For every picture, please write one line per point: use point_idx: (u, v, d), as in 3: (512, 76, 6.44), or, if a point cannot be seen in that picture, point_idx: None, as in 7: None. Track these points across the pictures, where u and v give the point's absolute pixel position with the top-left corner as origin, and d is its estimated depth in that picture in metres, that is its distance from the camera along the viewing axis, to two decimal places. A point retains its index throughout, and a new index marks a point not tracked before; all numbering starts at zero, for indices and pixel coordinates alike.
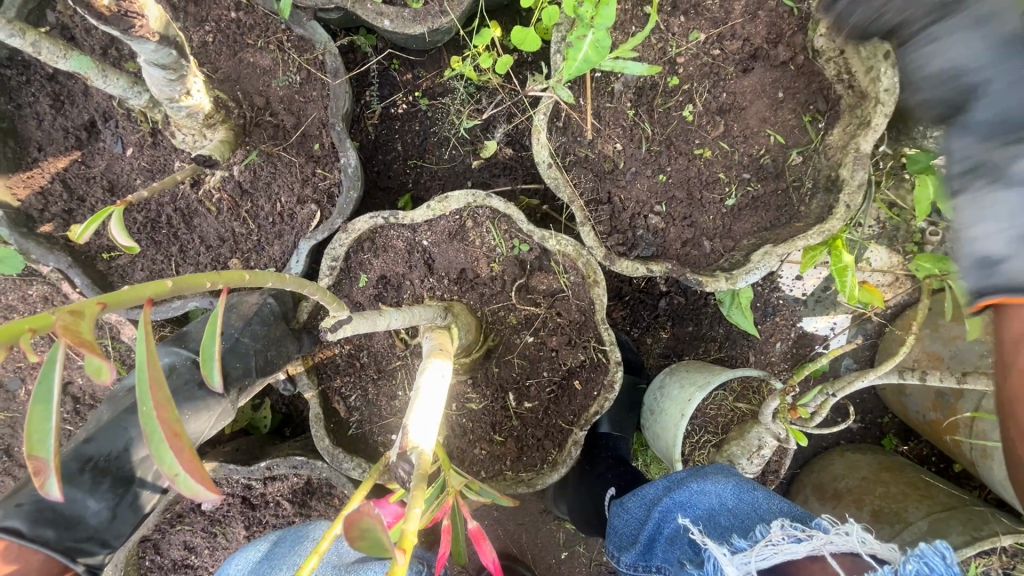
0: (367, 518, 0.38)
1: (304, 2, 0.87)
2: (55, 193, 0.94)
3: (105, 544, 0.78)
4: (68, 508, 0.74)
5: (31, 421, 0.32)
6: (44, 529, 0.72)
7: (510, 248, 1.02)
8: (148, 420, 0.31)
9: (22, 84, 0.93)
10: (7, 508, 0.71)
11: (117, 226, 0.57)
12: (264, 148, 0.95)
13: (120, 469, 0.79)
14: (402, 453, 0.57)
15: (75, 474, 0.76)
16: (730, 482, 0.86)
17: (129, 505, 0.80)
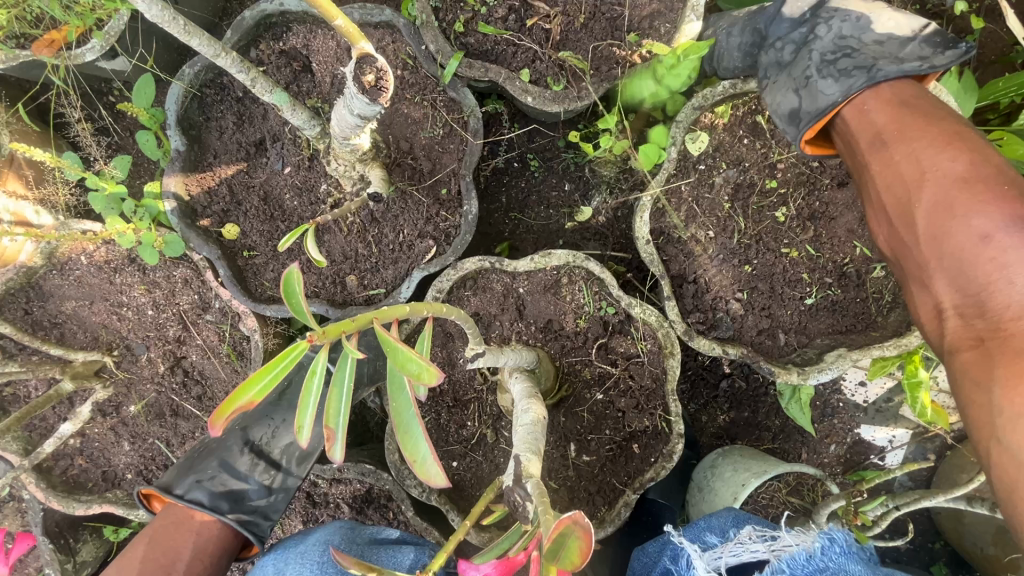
0: (571, 525, 0.50)
1: (464, 73, 1.02)
2: (219, 195, 1.10)
3: (265, 518, 0.94)
4: (232, 483, 0.93)
5: (332, 402, 0.48)
6: (220, 502, 0.90)
7: (597, 308, 1.10)
8: (404, 418, 0.46)
9: (215, 101, 1.10)
10: (192, 483, 0.90)
11: (311, 245, 0.73)
12: (400, 187, 1.08)
13: (269, 456, 0.97)
14: (518, 481, 0.64)
15: (237, 456, 0.95)
16: (731, 514, 0.95)
17: (281, 487, 0.97)
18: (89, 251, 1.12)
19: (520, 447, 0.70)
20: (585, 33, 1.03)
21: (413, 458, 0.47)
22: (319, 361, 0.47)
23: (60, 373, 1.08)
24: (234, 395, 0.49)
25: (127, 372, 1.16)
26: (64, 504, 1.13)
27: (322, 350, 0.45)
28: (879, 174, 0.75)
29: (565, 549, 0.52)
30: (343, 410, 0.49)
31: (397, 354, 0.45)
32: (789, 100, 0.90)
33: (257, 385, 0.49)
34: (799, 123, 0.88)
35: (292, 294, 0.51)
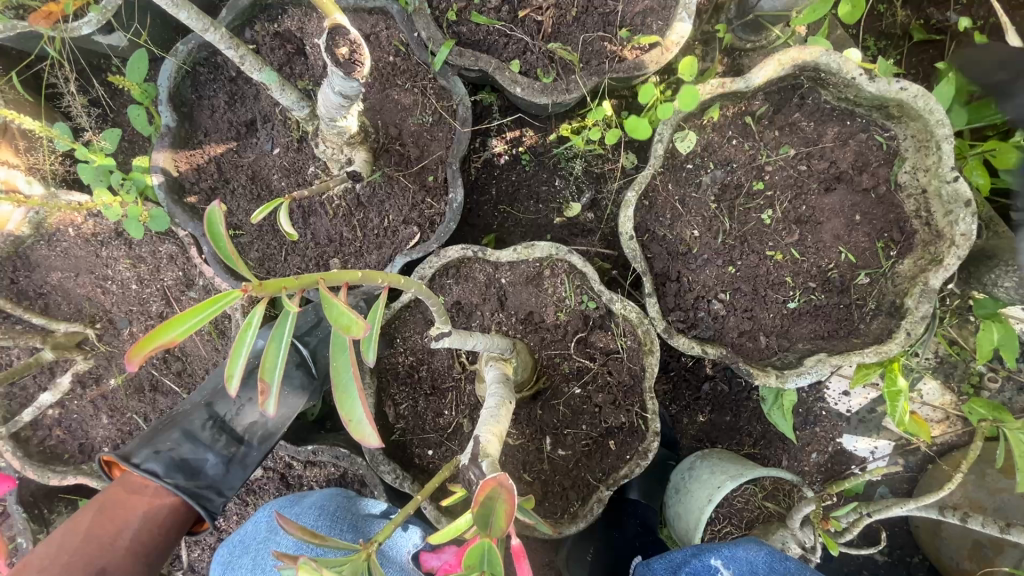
0: (497, 488, 0.51)
1: (455, 61, 1.02)
2: (208, 172, 1.10)
3: (218, 494, 0.93)
4: (190, 455, 0.94)
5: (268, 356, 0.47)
6: (174, 473, 0.90)
7: (578, 302, 1.10)
8: (339, 376, 0.45)
9: (209, 80, 1.10)
10: (149, 453, 0.91)
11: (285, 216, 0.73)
12: (387, 172, 1.08)
13: (232, 430, 1.00)
14: (476, 461, 0.64)
15: (199, 429, 0.98)
16: (762, 550, 0.97)
17: (240, 463, 0.99)
18: (77, 223, 1.13)
19: (482, 430, 0.68)
20: (577, 26, 1.04)
21: (348, 418, 0.47)
22: (253, 315, 0.46)
23: (41, 342, 1.08)
24: (156, 333, 0.47)
25: (109, 345, 1.17)
26: (39, 474, 1.13)
27: (258, 301, 0.45)
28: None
29: (493, 514, 0.52)
30: (280, 366, 0.49)
31: (334, 312, 0.44)
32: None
33: (185, 328, 0.47)
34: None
35: (217, 234, 0.50)
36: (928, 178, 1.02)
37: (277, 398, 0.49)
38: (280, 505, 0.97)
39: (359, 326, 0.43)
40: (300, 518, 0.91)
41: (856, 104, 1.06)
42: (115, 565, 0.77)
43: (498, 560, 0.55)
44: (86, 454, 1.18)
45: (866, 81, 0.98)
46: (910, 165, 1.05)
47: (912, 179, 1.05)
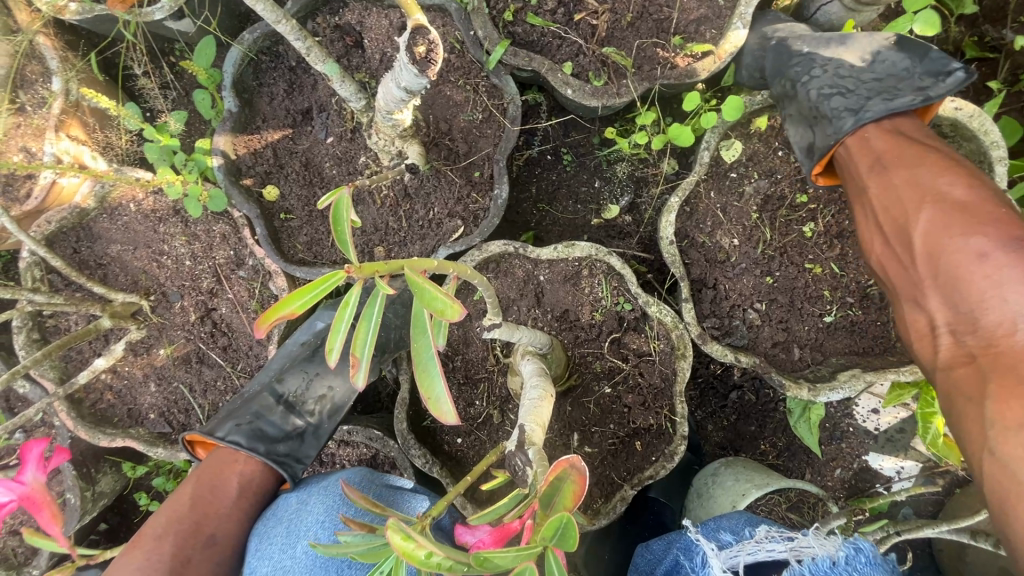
0: (567, 467, 0.55)
1: (509, 61, 1.04)
2: (264, 157, 1.15)
3: (297, 461, 1.01)
4: (267, 427, 1.01)
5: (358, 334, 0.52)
6: (257, 443, 0.98)
7: (614, 303, 1.12)
8: (421, 355, 0.50)
9: (270, 68, 1.15)
10: (232, 427, 0.99)
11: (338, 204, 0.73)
12: (435, 166, 1.11)
13: (301, 406, 1.05)
14: (520, 449, 0.67)
15: (272, 405, 1.03)
16: (742, 517, 1.00)
17: (312, 434, 1.05)
18: (138, 199, 1.19)
19: (525, 419, 0.71)
20: (631, 32, 1.05)
21: (427, 394, 0.51)
22: (351, 294, 0.51)
23: (101, 310, 1.13)
24: (280, 304, 0.56)
25: (161, 316, 1.23)
26: (90, 434, 1.19)
27: (355, 283, 0.49)
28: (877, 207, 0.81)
29: (560, 493, 0.56)
30: (369, 343, 0.53)
31: (424, 293, 0.47)
32: (804, 138, 0.96)
33: (302, 301, 0.55)
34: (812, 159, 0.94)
35: (339, 222, 0.58)
36: None
37: (366, 372, 0.54)
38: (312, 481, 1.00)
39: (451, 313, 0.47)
40: (328, 487, 0.95)
41: None
42: (222, 530, 0.91)
43: (573, 537, 0.52)
44: (134, 419, 1.24)
45: None
46: None
47: None
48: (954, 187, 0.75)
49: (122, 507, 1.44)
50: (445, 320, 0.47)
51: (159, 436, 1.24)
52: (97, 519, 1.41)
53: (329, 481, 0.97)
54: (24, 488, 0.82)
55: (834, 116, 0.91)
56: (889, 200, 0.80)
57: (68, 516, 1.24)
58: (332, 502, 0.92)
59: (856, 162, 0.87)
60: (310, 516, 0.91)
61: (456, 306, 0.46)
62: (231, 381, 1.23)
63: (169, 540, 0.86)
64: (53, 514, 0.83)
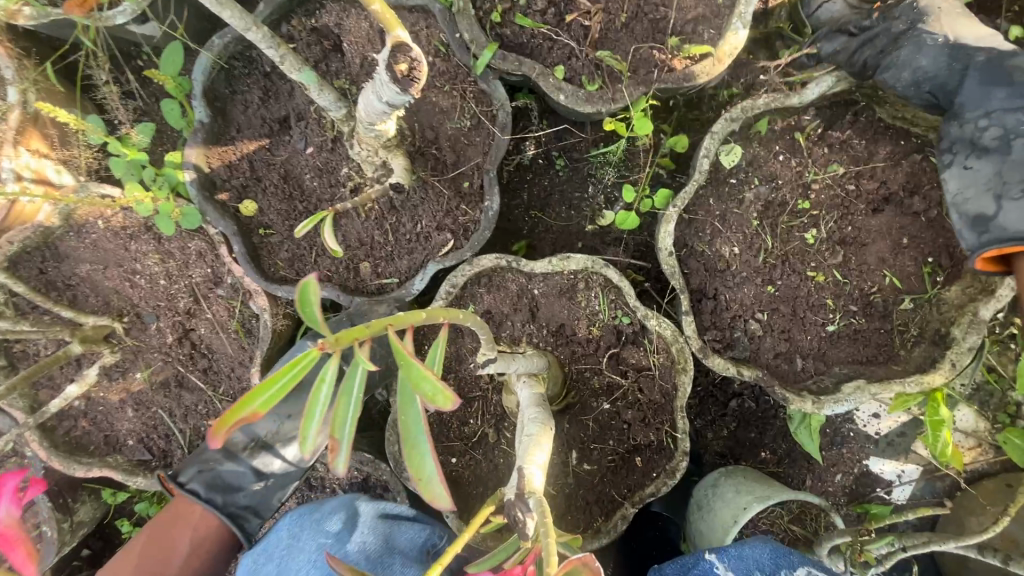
0: (588, 565, 0.53)
1: (498, 65, 0.99)
2: (240, 169, 1.09)
3: (255, 514, 0.98)
4: (229, 475, 0.97)
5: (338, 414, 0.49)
6: (214, 493, 0.95)
7: (612, 317, 1.08)
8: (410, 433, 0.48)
9: (243, 75, 1.08)
10: (194, 472, 0.96)
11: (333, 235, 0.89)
12: (422, 177, 1.06)
13: (269, 451, 0.99)
14: (521, 497, 0.62)
15: (237, 449, 0.98)
16: (768, 546, 0.98)
17: (278, 485, 0.99)
18: (106, 216, 1.12)
19: (526, 460, 0.68)
20: (626, 33, 1.00)
21: (418, 476, 0.49)
22: (328, 368, 0.48)
23: (71, 336, 1.07)
24: (237, 406, 0.51)
25: (136, 339, 1.16)
26: (64, 465, 1.13)
27: (333, 356, 0.47)
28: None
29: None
30: (348, 424, 0.50)
31: (412, 371, 0.47)
32: (981, 202, 0.89)
33: (266, 396, 0.51)
34: (986, 233, 0.88)
35: (307, 302, 0.53)
36: None
37: (345, 457, 0.51)
38: (309, 512, 0.95)
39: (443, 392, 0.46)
40: (322, 524, 0.92)
41: (912, 123, 1.02)
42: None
43: None
44: (112, 446, 1.19)
45: None
46: None
47: None
48: None
49: (104, 533, 1.39)
50: (435, 405, 0.47)
51: (138, 463, 1.19)
52: (78, 547, 1.35)
53: (330, 519, 0.92)
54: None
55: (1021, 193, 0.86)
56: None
57: (44, 549, 1.19)
58: (325, 542, 0.89)
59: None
60: (305, 554, 0.88)
61: (447, 392, 0.46)
62: (213, 404, 1.18)
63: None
64: (26, 554, 0.74)
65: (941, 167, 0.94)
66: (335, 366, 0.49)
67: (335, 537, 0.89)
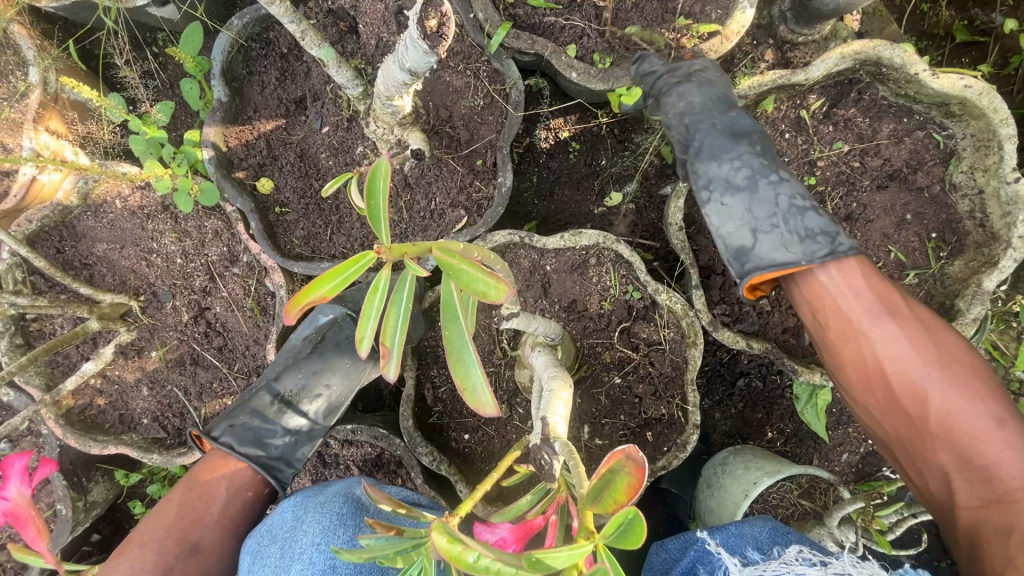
0: (622, 457, 0.52)
1: (511, 44, 1.01)
2: (256, 148, 1.11)
3: (289, 464, 0.99)
4: (261, 428, 0.97)
5: (391, 318, 0.55)
6: (248, 446, 0.95)
7: (623, 292, 1.10)
8: (455, 341, 0.53)
9: (260, 56, 1.10)
10: (226, 427, 0.96)
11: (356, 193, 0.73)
12: (436, 154, 1.08)
13: (297, 406, 1.01)
14: (545, 442, 0.64)
15: (268, 404, 0.99)
16: (767, 526, 0.98)
17: (307, 436, 1.01)
18: (124, 195, 1.14)
19: (546, 411, 0.69)
20: (636, 13, 1.02)
21: (463, 382, 0.53)
22: (380, 278, 0.53)
23: (88, 312, 1.08)
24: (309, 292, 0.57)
25: (152, 317, 1.18)
26: (80, 442, 1.14)
27: (386, 266, 0.52)
28: (869, 360, 0.74)
29: (611, 486, 0.52)
30: (398, 330, 0.55)
31: (461, 276, 0.50)
32: (739, 235, 0.82)
33: (330, 288, 0.56)
34: (746, 262, 0.82)
35: (374, 192, 0.57)
36: (987, 178, 1.01)
37: (396, 361, 0.56)
38: (310, 494, 0.94)
39: (490, 293, 0.50)
40: (325, 506, 0.89)
41: (915, 100, 1.04)
42: (209, 538, 0.88)
43: (635, 534, 0.48)
44: (127, 424, 1.20)
45: (930, 76, 0.96)
46: (967, 164, 1.03)
47: (968, 179, 1.04)
48: (881, 334, 0.74)
49: (116, 516, 1.39)
50: (486, 301, 0.50)
51: (153, 441, 1.19)
52: (90, 528, 1.36)
53: (331, 502, 0.90)
54: (7, 504, 0.75)
55: (772, 225, 0.80)
56: (888, 358, 0.73)
57: (59, 527, 1.20)
58: (328, 523, 0.86)
59: (813, 306, 0.78)
60: (306, 537, 0.85)
61: (498, 286, 0.49)
62: (228, 382, 1.19)
63: (153, 548, 0.83)
64: (39, 531, 0.76)
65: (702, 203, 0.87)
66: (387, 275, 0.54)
67: (338, 516, 0.87)
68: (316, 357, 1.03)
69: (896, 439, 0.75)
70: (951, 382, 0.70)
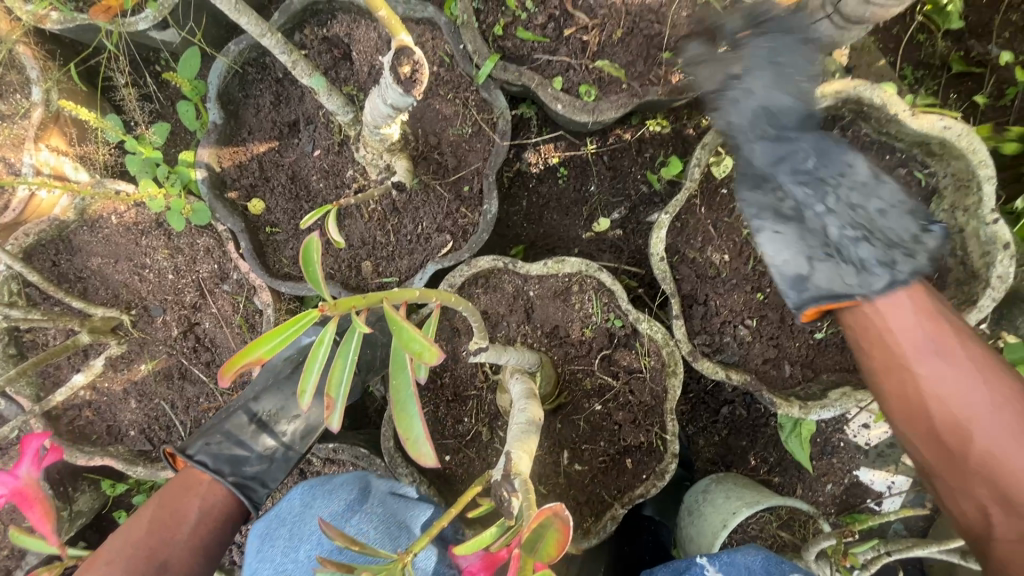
0: (551, 515, 0.53)
1: (499, 75, 1.04)
2: (249, 169, 1.13)
3: (263, 485, 1.00)
4: (237, 449, 0.99)
5: (335, 373, 0.56)
6: (224, 465, 0.97)
7: (604, 320, 1.11)
8: (398, 399, 0.54)
9: (256, 80, 1.13)
10: (202, 445, 0.98)
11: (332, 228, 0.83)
12: (424, 180, 1.10)
13: (273, 426, 1.02)
14: (507, 477, 0.65)
15: (245, 424, 1.01)
16: (760, 555, 0.97)
17: (282, 457, 1.02)
18: (119, 211, 1.16)
19: (513, 445, 0.72)
20: (621, 47, 1.05)
21: (405, 434, 0.55)
22: (326, 331, 0.54)
23: (80, 326, 1.10)
24: (244, 353, 0.59)
25: (142, 331, 1.20)
26: (67, 453, 1.16)
27: (332, 322, 0.53)
28: (916, 390, 0.72)
29: (543, 540, 0.54)
30: (344, 382, 0.56)
31: (402, 334, 0.52)
32: (796, 264, 0.82)
33: (273, 345, 0.58)
34: (805, 292, 0.81)
35: (310, 260, 0.58)
36: (967, 218, 1.02)
37: (340, 413, 0.58)
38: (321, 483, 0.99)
39: (427, 355, 0.51)
40: (333, 493, 0.95)
41: (896, 138, 1.05)
42: (175, 558, 0.87)
43: None
44: (114, 436, 1.21)
45: (909, 117, 0.98)
46: (949, 203, 1.04)
47: (949, 218, 1.05)
48: (935, 365, 0.72)
49: (101, 525, 1.40)
50: (424, 361, 0.51)
51: (139, 454, 1.21)
52: (75, 538, 1.37)
53: (342, 489, 0.96)
54: (17, 482, 0.80)
55: (829, 254, 0.81)
56: (936, 394, 0.71)
57: None
58: (339, 510, 0.92)
59: (864, 341, 0.77)
60: (317, 521, 0.91)
61: (434, 348, 0.50)
62: (214, 397, 1.20)
63: (120, 567, 0.83)
64: (44, 512, 0.81)
65: (750, 230, 0.85)
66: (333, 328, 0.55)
67: (349, 503, 0.93)
68: (297, 378, 1.06)
69: (929, 470, 0.73)
70: (1007, 424, 0.68)
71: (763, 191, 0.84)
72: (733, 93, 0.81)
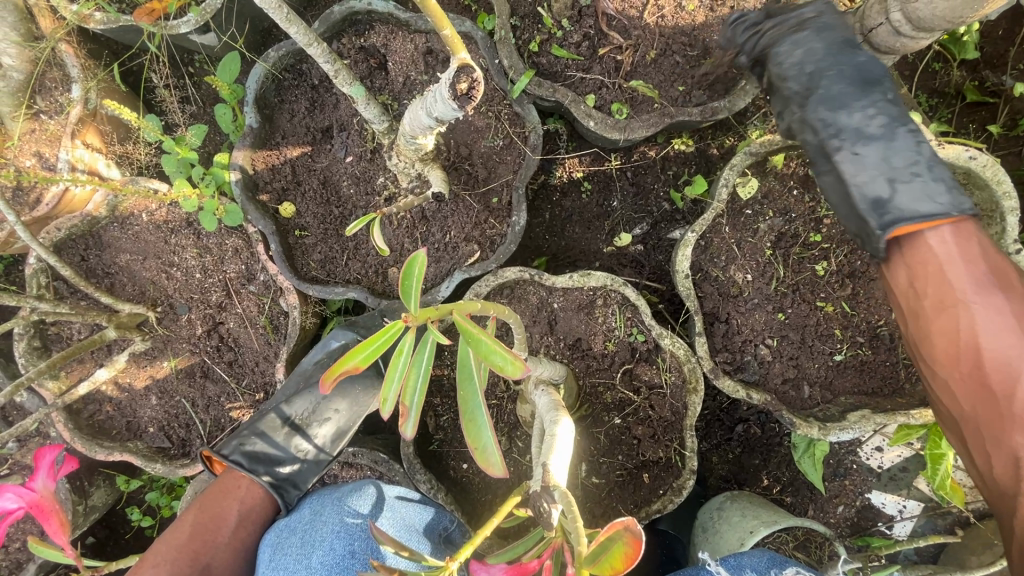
0: (621, 529, 0.59)
1: (533, 90, 1.06)
2: (281, 173, 1.15)
3: (294, 487, 1.01)
4: (271, 450, 1.00)
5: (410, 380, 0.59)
6: (258, 464, 0.98)
7: (627, 334, 1.12)
8: (471, 407, 0.56)
9: (292, 86, 1.15)
10: (236, 445, 0.99)
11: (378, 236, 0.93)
12: (454, 190, 1.11)
13: (305, 429, 1.03)
14: (545, 488, 0.66)
15: (277, 426, 1.01)
16: (764, 556, 0.99)
17: (314, 459, 1.03)
18: (151, 210, 1.18)
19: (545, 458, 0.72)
20: (654, 67, 1.07)
21: (475, 443, 0.57)
22: (404, 339, 0.58)
23: (107, 321, 1.11)
24: (344, 359, 0.60)
25: (167, 328, 1.21)
26: (87, 447, 1.16)
27: (410, 331, 0.57)
28: (970, 327, 0.71)
29: (609, 552, 0.60)
30: (419, 390, 0.60)
31: (480, 345, 0.54)
32: (876, 186, 0.78)
33: (363, 355, 0.60)
34: (886, 215, 0.77)
35: (411, 275, 0.59)
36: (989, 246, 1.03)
37: (415, 420, 0.61)
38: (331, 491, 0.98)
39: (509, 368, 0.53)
40: (344, 500, 0.94)
41: None
42: (218, 560, 0.92)
43: None
44: (133, 432, 1.22)
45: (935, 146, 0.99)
46: None
47: None
48: (991, 302, 0.71)
49: (111, 521, 1.40)
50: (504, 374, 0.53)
51: (157, 450, 1.22)
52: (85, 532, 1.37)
53: (349, 496, 0.95)
54: (33, 495, 0.79)
55: (910, 174, 0.77)
56: (990, 332, 0.70)
57: None
58: (347, 518, 0.91)
59: (916, 273, 0.76)
60: (326, 528, 0.90)
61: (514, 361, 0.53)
62: (235, 397, 1.21)
63: (166, 568, 0.87)
64: (60, 524, 0.80)
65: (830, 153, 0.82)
66: (411, 336, 0.59)
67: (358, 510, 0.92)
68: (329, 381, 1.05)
69: (971, 420, 0.73)
70: None
71: (847, 112, 0.82)
72: (791, 34, 0.90)
